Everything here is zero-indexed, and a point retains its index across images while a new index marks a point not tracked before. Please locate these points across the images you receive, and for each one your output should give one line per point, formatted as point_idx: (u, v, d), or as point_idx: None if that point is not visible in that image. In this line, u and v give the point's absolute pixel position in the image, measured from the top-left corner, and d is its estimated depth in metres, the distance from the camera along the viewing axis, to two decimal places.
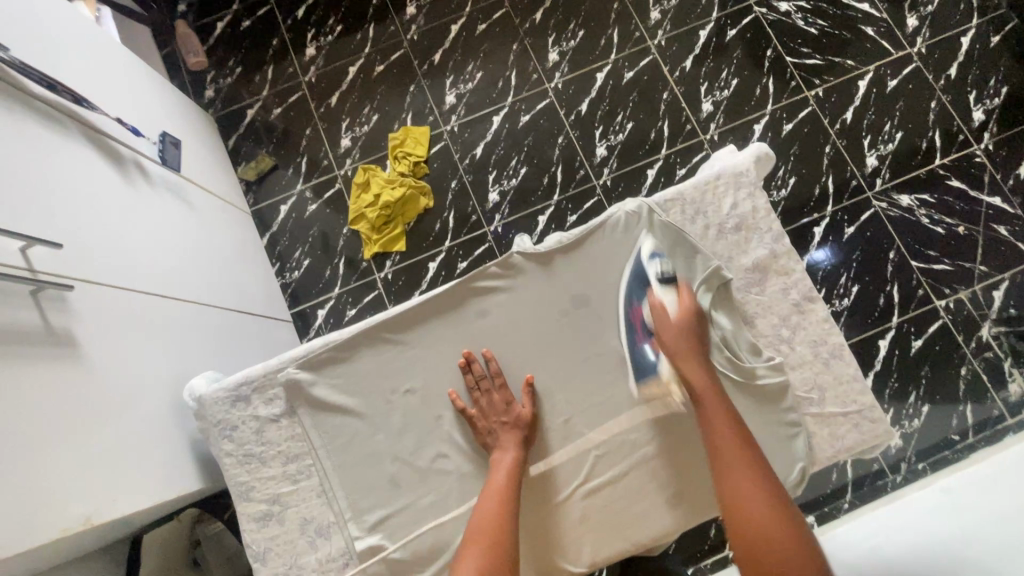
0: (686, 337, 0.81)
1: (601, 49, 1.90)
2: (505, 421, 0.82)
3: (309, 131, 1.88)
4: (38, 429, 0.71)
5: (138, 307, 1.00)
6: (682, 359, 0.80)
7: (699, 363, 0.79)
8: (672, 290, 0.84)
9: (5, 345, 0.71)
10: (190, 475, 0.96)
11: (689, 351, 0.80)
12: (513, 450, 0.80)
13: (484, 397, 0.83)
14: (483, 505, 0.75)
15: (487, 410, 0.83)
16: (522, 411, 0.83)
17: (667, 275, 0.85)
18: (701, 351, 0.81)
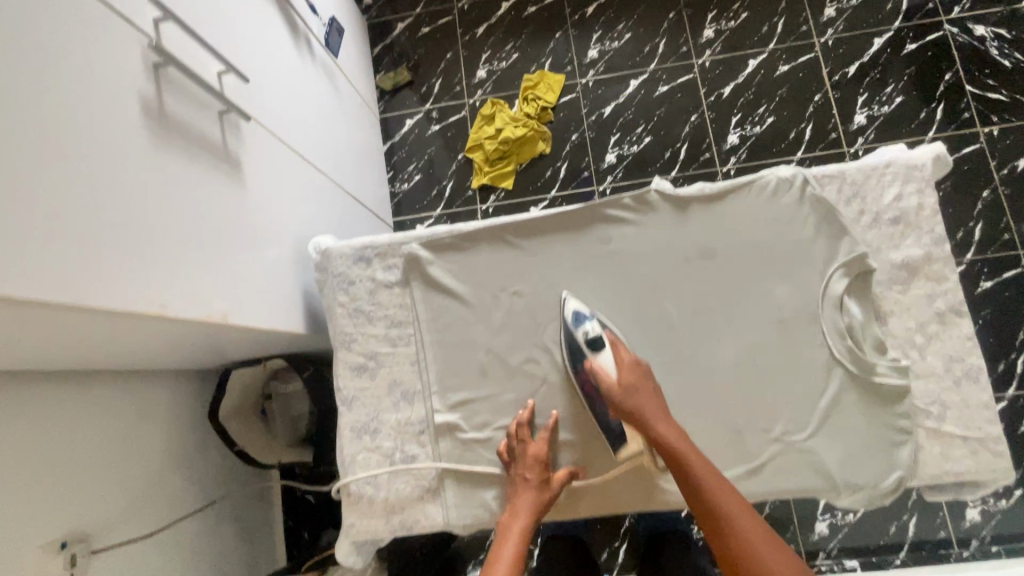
0: (637, 395, 0.77)
1: (761, 35, 1.81)
2: (530, 480, 0.79)
3: (449, 56, 1.93)
4: (200, 225, 0.79)
5: (286, 160, 1.08)
6: (650, 419, 0.76)
7: (656, 410, 0.77)
8: (608, 351, 0.81)
9: (192, 145, 0.79)
10: (300, 320, 1.03)
11: (642, 404, 0.77)
12: (530, 513, 0.77)
13: (519, 451, 0.80)
14: (498, 552, 0.72)
15: (514, 458, 0.81)
16: (552, 478, 0.81)
17: (596, 335, 0.81)
18: (657, 397, 0.78)
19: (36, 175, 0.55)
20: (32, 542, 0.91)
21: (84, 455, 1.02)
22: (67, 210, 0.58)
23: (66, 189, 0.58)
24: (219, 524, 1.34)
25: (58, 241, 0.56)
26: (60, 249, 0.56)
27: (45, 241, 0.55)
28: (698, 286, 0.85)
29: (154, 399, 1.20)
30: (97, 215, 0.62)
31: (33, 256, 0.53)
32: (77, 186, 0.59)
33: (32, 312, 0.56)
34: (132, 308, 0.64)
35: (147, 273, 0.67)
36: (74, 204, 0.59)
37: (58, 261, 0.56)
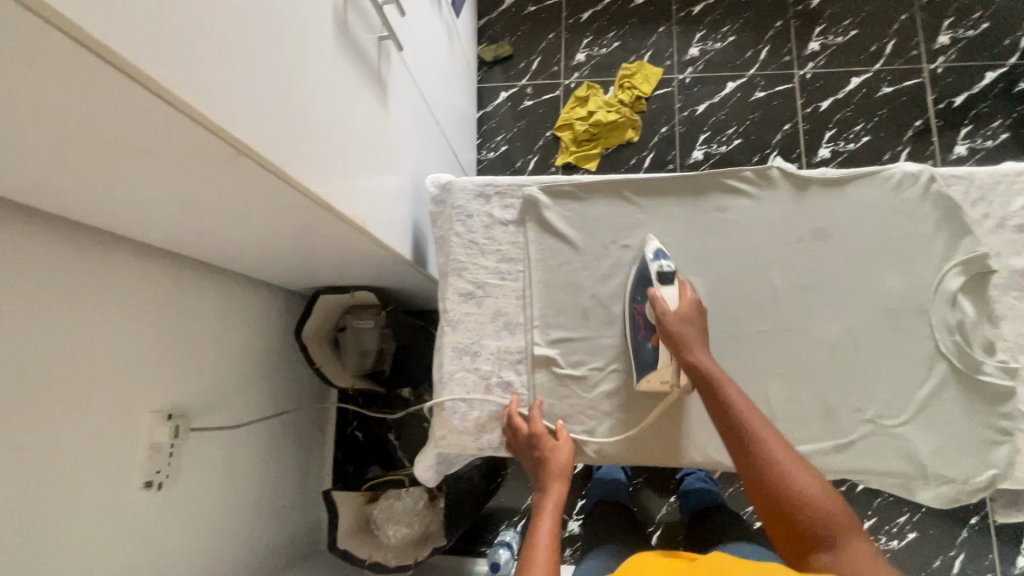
0: (687, 325, 0.79)
1: (868, 55, 1.80)
2: (544, 453, 0.83)
3: (551, 36, 1.98)
4: (355, 134, 0.87)
5: (415, 98, 1.14)
6: (694, 348, 0.78)
7: (702, 344, 0.79)
8: (673, 287, 0.82)
9: (360, 61, 0.87)
10: (406, 248, 1.10)
11: (688, 331, 0.79)
12: (559, 479, 0.81)
13: (521, 436, 0.86)
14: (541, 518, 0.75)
15: (523, 445, 0.85)
16: (560, 443, 0.85)
17: (667, 271, 0.82)
18: (705, 336, 0.80)
19: (265, 51, 0.64)
20: (147, 404, 1.00)
21: (193, 338, 1.12)
22: (277, 89, 0.66)
23: (278, 70, 0.66)
24: (283, 436, 1.42)
25: (271, 113, 0.65)
26: (273, 120, 0.65)
27: (261, 110, 0.63)
28: (809, 265, 0.87)
29: (251, 305, 1.29)
30: (297, 101, 0.70)
31: (256, 119, 0.62)
32: (287, 72, 0.68)
33: (242, 169, 0.65)
34: (307, 188, 0.73)
35: (319, 162, 0.76)
36: (282, 85, 0.67)
37: (270, 130, 0.65)
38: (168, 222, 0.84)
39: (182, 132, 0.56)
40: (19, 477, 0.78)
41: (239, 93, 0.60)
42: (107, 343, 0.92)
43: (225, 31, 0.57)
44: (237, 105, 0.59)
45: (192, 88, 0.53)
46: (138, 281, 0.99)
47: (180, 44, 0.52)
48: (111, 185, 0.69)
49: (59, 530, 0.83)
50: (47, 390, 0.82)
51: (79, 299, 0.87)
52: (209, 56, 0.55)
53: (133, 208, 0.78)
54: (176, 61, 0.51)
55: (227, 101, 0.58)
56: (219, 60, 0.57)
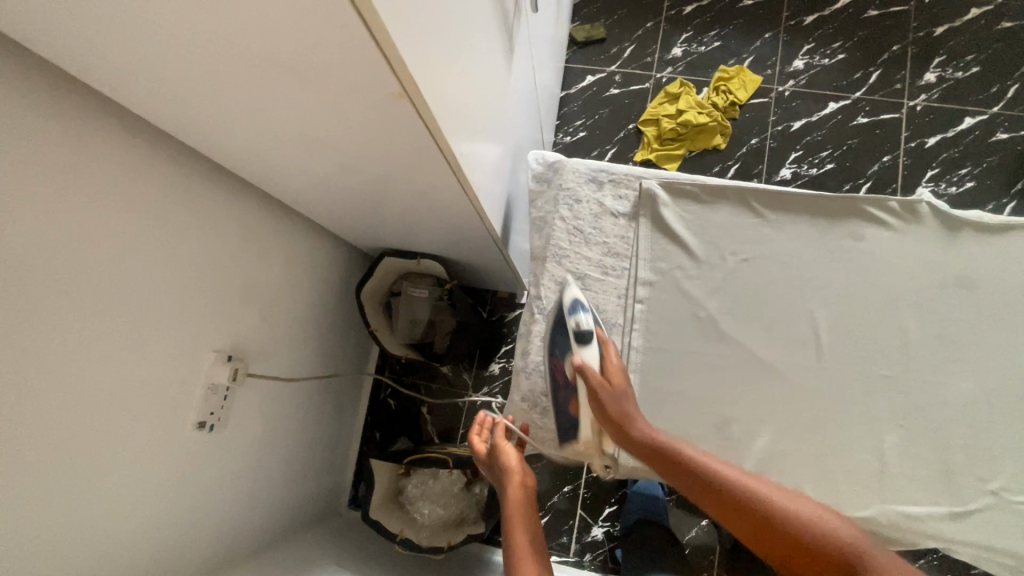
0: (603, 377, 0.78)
1: (986, 95, 1.68)
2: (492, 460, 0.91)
3: (649, 25, 1.88)
4: (484, 96, 0.81)
5: (529, 66, 1.08)
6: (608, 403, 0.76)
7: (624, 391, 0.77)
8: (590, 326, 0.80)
9: (502, 18, 0.80)
10: (496, 223, 1.04)
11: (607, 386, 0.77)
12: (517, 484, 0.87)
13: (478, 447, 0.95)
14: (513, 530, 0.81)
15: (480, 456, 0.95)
16: (503, 446, 0.91)
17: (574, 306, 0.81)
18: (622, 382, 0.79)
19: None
20: (210, 341, 0.96)
21: (260, 279, 1.07)
22: (445, 35, 0.61)
23: (448, 15, 0.60)
24: (324, 393, 1.39)
25: (436, 58, 0.60)
26: (436, 68, 0.60)
27: (431, 55, 0.58)
28: (947, 313, 0.79)
29: (316, 254, 1.24)
30: (456, 49, 0.65)
31: (425, 65, 0.57)
32: (454, 17, 0.62)
33: (397, 116, 0.60)
34: (445, 147, 0.68)
35: (456, 121, 0.70)
36: (448, 32, 0.61)
37: (434, 77, 0.60)
38: (271, 154, 0.79)
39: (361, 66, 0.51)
40: (87, 396, 0.74)
41: (420, 33, 0.54)
42: (184, 271, 0.88)
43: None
44: (418, 46, 0.54)
45: (393, 20, 0.48)
46: (220, 209, 0.94)
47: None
48: (239, 104, 0.64)
49: (113, 455, 0.80)
50: (124, 311, 0.78)
51: (164, 221, 0.83)
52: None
53: (243, 134, 0.73)
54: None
55: (412, 40, 0.53)
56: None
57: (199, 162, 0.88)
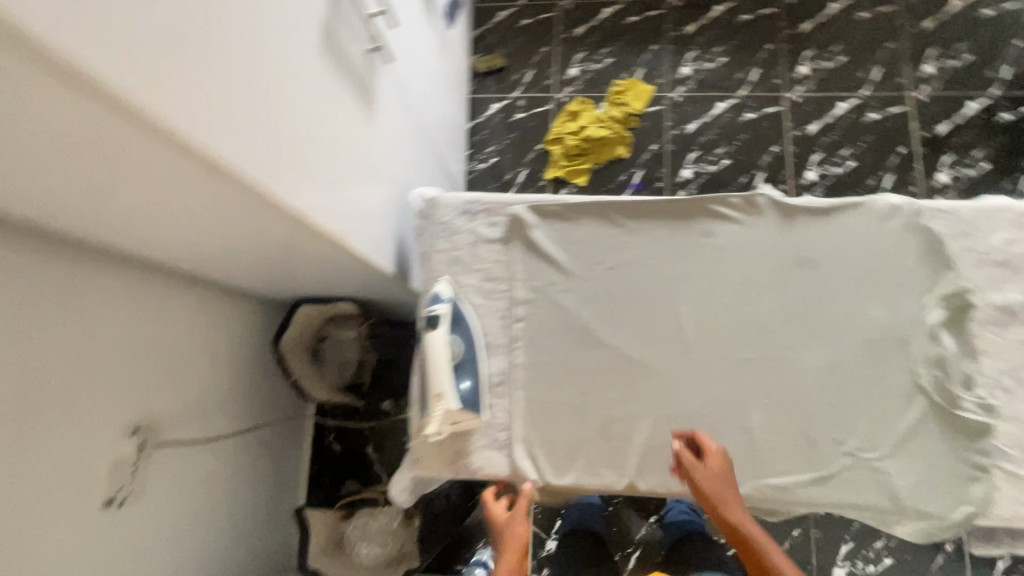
0: (722, 480, 0.77)
1: (855, 80, 1.82)
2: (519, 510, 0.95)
3: (545, 50, 1.98)
4: (338, 150, 0.85)
5: (404, 110, 1.13)
6: (704, 480, 0.76)
7: (720, 472, 0.77)
8: (439, 325, 0.83)
9: (347, 74, 0.86)
10: (390, 261, 1.08)
11: (717, 478, 0.76)
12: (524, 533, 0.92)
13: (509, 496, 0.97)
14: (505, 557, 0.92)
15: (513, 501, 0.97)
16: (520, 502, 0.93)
17: (429, 308, 0.85)
18: (720, 460, 0.77)
19: (238, 58, 0.62)
20: (114, 416, 0.96)
21: (166, 348, 1.08)
22: (255, 103, 0.65)
23: (254, 85, 0.65)
24: (257, 449, 1.39)
25: (247, 125, 0.64)
26: (243, 128, 0.63)
27: (235, 124, 0.62)
28: (792, 294, 0.86)
29: (229, 313, 1.25)
30: (273, 108, 0.68)
31: (221, 127, 0.60)
32: (264, 86, 0.67)
33: (211, 179, 0.63)
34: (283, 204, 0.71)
35: (295, 177, 0.74)
36: (260, 100, 0.66)
37: (240, 137, 0.63)
38: (143, 232, 0.82)
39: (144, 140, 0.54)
40: None
41: (206, 99, 0.57)
42: (77, 353, 0.89)
43: (195, 34, 0.56)
44: (201, 111, 0.57)
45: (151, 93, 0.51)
46: (110, 287, 0.96)
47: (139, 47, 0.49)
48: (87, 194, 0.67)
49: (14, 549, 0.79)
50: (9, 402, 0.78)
51: (47, 307, 0.84)
52: (172, 61, 0.53)
53: (103, 217, 0.75)
54: (133, 64, 0.49)
55: (191, 107, 0.56)
56: (194, 73, 0.56)
57: (80, 246, 0.90)
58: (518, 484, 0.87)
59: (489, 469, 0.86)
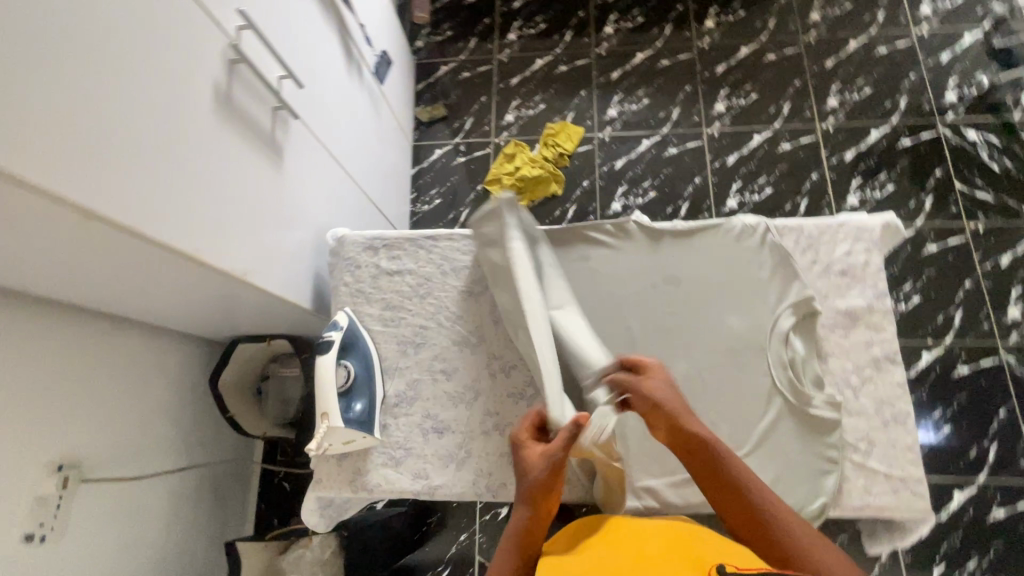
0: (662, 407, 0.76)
1: (767, 115, 1.97)
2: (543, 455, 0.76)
3: (483, 99, 2.13)
4: (239, 195, 0.95)
5: (322, 159, 1.25)
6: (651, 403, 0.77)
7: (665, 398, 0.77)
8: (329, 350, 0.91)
9: (246, 130, 0.97)
10: (306, 297, 1.16)
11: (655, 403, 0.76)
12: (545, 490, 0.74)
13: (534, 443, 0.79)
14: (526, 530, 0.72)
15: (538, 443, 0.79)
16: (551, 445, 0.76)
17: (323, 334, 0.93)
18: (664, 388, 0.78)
19: (122, 122, 0.72)
20: (38, 456, 1.01)
21: (99, 390, 1.13)
22: (144, 156, 0.75)
23: (144, 142, 0.75)
24: (197, 489, 1.41)
25: (134, 176, 0.73)
26: (125, 181, 0.72)
27: (122, 173, 0.71)
28: (660, 309, 0.94)
29: (169, 356, 1.31)
30: (160, 163, 0.78)
31: (104, 177, 0.69)
32: (155, 142, 0.77)
33: (96, 229, 0.70)
34: (174, 244, 0.79)
35: (190, 220, 0.83)
36: (149, 154, 0.76)
37: (123, 190, 0.71)
38: (60, 282, 0.89)
39: (22, 199, 0.61)
40: None
41: (83, 158, 0.66)
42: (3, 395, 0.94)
43: (72, 106, 0.65)
44: (78, 170, 0.65)
45: (24, 156, 0.59)
46: (47, 336, 1.02)
47: (12, 117, 0.58)
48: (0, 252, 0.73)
49: None
50: None
51: None
52: (48, 129, 0.62)
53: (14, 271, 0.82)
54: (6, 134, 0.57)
55: (67, 167, 0.64)
56: (77, 132, 0.65)
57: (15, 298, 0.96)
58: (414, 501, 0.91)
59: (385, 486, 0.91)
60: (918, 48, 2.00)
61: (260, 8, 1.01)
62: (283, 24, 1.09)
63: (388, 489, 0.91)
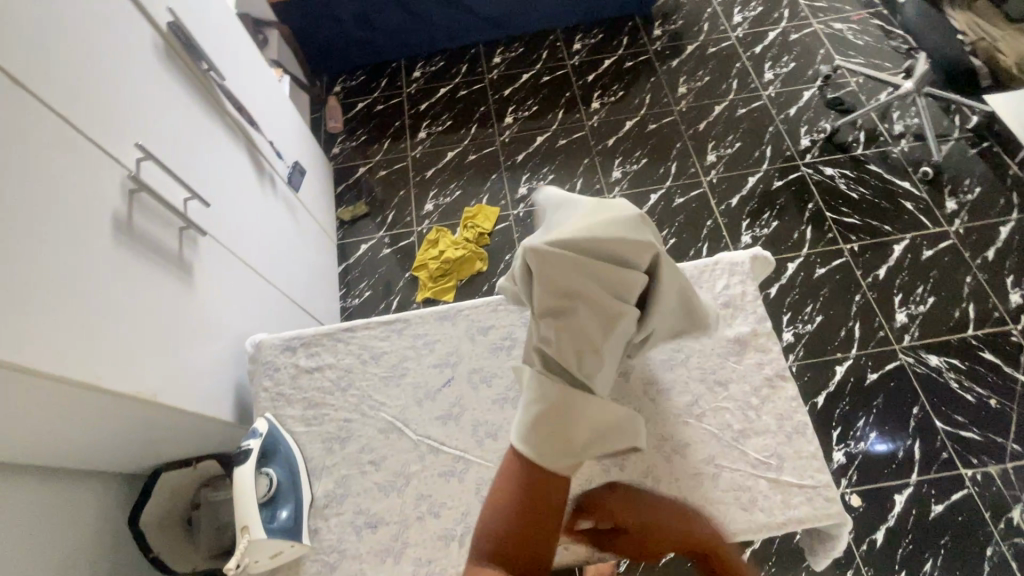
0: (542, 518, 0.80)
1: (658, 175, 2.21)
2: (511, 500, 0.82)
3: (402, 192, 2.26)
4: (146, 317, 0.95)
5: (236, 268, 1.28)
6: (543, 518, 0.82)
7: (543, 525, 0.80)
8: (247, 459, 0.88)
9: (151, 252, 1.00)
10: (227, 409, 1.13)
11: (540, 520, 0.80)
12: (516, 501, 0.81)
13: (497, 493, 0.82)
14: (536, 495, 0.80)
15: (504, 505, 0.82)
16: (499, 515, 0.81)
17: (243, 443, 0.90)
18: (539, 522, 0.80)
19: (16, 262, 0.73)
20: None
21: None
22: (40, 291, 0.76)
23: (39, 278, 0.76)
24: None
25: (28, 312, 0.73)
26: (16, 318, 0.72)
27: (14, 312, 0.72)
28: None
29: (81, 500, 1.21)
30: (54, 295, 0.78)
31: None
32: (52, 276, 0.78)
33: None
34: (74, 375, 0.78)
35: (90, 348, 0.82)
36: (46, 288, 0.77)
37: (13, 326, 0.71)
38: None
39: None
40: None
41: None
42: None
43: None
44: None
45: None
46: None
47: None
48: None
49: None
50: None
51: None
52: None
53: None
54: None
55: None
56: None
57: None
58: None
59: None
60: (770, 106, 2.34)
61: (160, 140, 1.08)
62: (185, 150, 1.16)
63: None
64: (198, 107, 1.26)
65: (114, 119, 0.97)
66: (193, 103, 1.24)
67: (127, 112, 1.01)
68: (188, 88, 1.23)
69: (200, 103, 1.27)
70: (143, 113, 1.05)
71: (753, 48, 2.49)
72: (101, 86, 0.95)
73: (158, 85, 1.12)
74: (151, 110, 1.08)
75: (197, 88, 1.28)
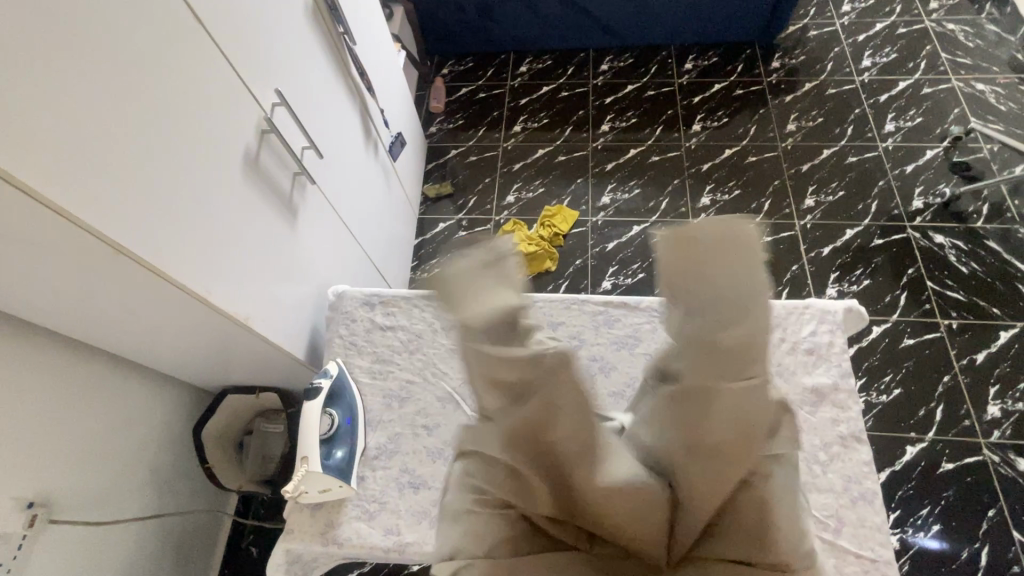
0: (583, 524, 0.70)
1: (749, 210, 2.13)
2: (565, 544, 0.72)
3: (488, 180, 2.31)
4: (253, 248, 1.04)
5: (333, 222, 1.36)
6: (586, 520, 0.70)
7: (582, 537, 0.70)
8: (315, 399, 0.94)
9: (268, 190, 1.08)
10: (301, 347, 1.21)
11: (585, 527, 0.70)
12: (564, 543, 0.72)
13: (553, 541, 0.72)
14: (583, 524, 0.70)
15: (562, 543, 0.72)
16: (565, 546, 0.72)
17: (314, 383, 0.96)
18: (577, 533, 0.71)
19: (163, 176, 0.83)
20: (11, 492, 1.01)
21: (85, 429, 1.15)
22: (177, 205, 0.85)
23: (178, 194, 0.85)
24: (160, 546, 1.36)
25: (162, 222, 0.83)
26: (150, 225, 0.80)
27: (152, 219, 0.81)
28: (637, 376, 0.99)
29: (159, 403, 1.33)
30: (186, 212, 0.87)
31: (137, 220, 0.78)
32: (188, 195, 0.87)
33: (118, 266, 0.78)
34: (187, 284, 0.87)
35: (205, 264, 0.91)
36: (182, 205, 0.86)
37: (147, 231, 0.80)
38: (73, 322, 0.96)
39: (58, 232, 0.70)
40: None
41: (119, 203, 0.75)
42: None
43: (119, 156, 0.75)
44: (110, 209, 0.74)
45: (65, 192, 0.68)
46: (47, 371, 1.05)
47: (68, 163, 0.68)
48: (31, 287, 0.81)
49: None
50: None
51: None
52: (93, 172, 0.72)
53: (30, 309, 0.89)
54: (53, 171, 0.67)
55: (101, 206, 0.73)
56: (122, 182, 0.76)
57: (30, 333, 1.01)
58: (384, 558, 0.90)
59: (356, 542, 0.90)
60: (885, 159, 2.19)
61: (294, 90, 1.17)
62: (312, 104, 1.25)
63: (360, 546, 0.90)
64: (329, 66, 1.34)
65: (262, 65, 1.06)
66: (326, 62, 1.33)
67: (274, 60, 1.10)
68: (324, 48, 1.33)
69: (331, 62, 1.36)
70: (286, 64, 1.14)
71: (878, 95, 2.35)
72: (258, 32, 1.04)
73: (302, 40, 1.21)
74: (292, 62, 1.17)
75: (332, 48, 1.37)
